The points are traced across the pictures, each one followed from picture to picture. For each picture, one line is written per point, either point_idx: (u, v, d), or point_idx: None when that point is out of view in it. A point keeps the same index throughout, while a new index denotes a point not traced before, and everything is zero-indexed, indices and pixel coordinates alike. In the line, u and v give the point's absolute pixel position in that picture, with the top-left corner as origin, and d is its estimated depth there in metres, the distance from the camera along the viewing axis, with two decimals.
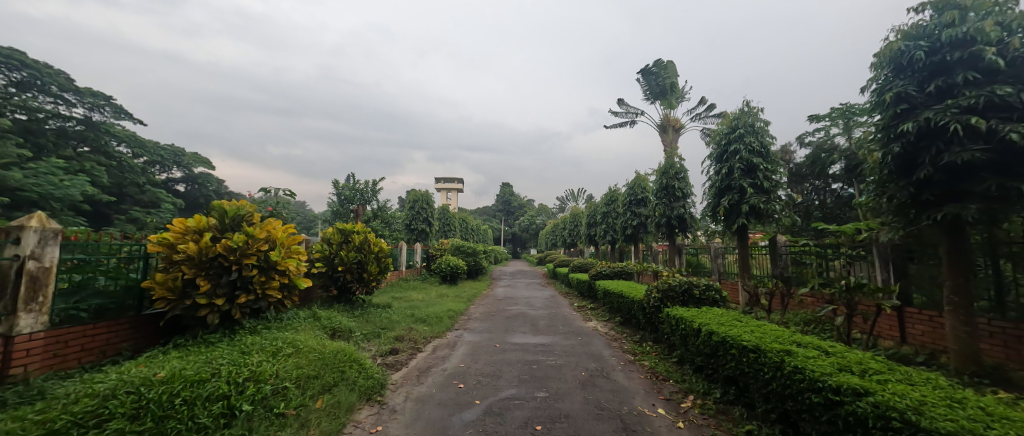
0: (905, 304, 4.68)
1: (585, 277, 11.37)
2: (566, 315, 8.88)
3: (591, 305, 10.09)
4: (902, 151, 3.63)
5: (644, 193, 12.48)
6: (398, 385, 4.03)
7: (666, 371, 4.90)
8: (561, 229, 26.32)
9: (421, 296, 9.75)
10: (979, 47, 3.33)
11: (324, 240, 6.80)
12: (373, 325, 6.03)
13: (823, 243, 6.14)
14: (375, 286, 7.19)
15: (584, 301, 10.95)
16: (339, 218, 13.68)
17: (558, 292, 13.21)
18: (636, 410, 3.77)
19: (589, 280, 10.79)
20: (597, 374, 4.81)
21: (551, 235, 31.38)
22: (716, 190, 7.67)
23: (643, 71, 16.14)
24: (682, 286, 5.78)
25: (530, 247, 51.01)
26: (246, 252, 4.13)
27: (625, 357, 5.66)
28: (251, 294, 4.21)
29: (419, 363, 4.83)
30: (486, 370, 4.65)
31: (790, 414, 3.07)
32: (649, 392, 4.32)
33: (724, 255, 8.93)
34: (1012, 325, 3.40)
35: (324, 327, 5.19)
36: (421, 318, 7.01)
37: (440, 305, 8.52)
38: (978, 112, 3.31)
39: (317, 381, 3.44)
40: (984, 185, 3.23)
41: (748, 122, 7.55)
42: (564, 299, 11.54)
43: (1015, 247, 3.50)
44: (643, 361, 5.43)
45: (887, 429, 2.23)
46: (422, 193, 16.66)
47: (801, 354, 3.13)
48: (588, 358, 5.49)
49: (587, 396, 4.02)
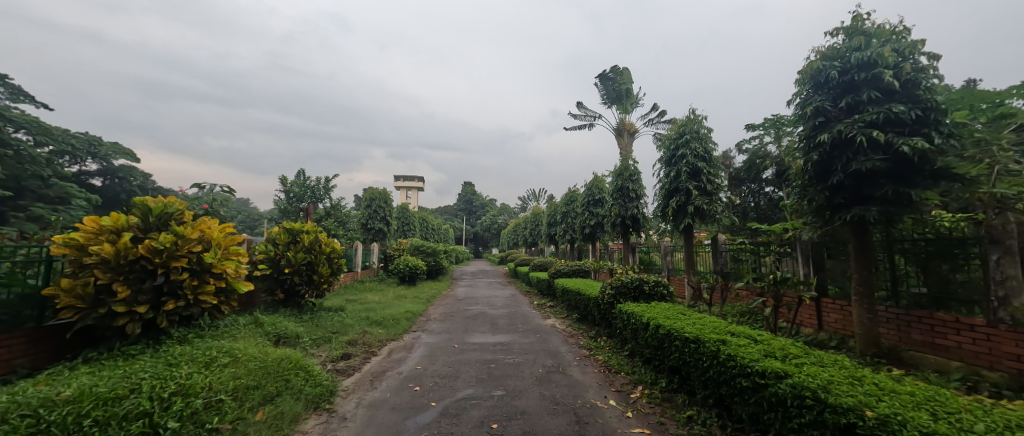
0: (822, 295, 5.25)
1: (544, 276, 11.61)
2: (525, 313, 9.06)
3: (550, 302, 10.31)
4: (819, 159, 4.08)
5: (601, 193, 12.92)
6: (349, 391, 3.95)
7: (618, 364, 5.16)
8: (522, 230, 26.61)
9: (378, 297, 9.53)
10: (881, 69, 3.81)
11: (269, 240, 6.43)
12: (324, 330, 5.83)
13: (757, 242, 6.72)
14: (326, 289, 6.94)
15: (543, 298, 11.18)
16: (287, 216, 12.98)
17: (519, 291, 13.38)
18: (589, 403, 3.95)
19: (547, 278, 11.03)
20: (553, 370, 4.96)
21: (512, 235, 31.63)
22: (665, 192, 8.15)
23: (600, 76, 16.69)
24: (635, 282, 6.10)
25: (491, 246, 51.00)
26: (175, 254, 3.85)
27: (581, 352, 5.89)
28: (180, 301, 3.94)
29: (373, 367, 4.75)
30: (444, 371, 4.66)
31: (724, 398, 3.37)
32: (602, 385, 4.53)
33: (672, 253, 9.48)
34: (903, 311, 3.90)
35: (267, 333, 4.94)
36: (377, 320, 6.87)
37: (398, 306, 8.37)
38: (880, 126, 3.78)
39: (257, 391, 3.30)
40: (883, 189, 3.70)
41: (695, 128, 8.07)
42: (524, 298, 11.72)
43: (906, 243, 4.01)
44: (597, 355, 5.68)
45: (802, 406, 2.52)
46: (380, 192, 16.22)
47: (734, 343, 3.43)
48: (546, 354, 5.64)
49: (543, 392, 4.16)
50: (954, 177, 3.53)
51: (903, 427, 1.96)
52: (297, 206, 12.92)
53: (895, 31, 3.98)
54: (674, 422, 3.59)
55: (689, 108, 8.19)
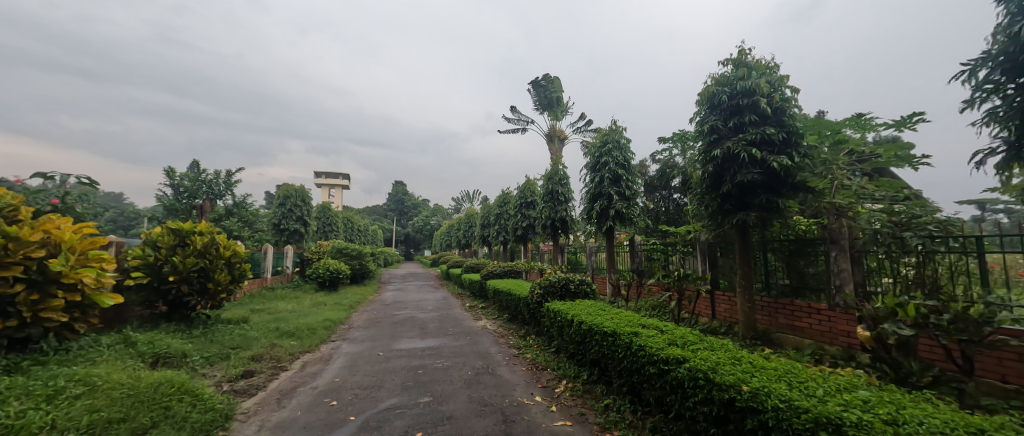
0: (716, 288, 6.05)
1: (476, 278, 11.69)
2: (456, 316, 9.06)
3: (481, 304, 10.43)
4: (712, 170, 4.71)
5: (533, 196, 13.35)
6: (252, 412, 3.66)
7: (545, 361, 5.44)
8: (455, 231, 26.42)
9: (292, 306, 8.84)
10: (758, 96, 4.52)
11: (146, 243, 5.66)
12: (221, 346, 5.29)
13: (666, 243, 7.49)
14: (223, 299, 6.30)
15: (475, 300, 11.25)
16: (175, 215, 11.37)
17: (450, 294, 13.30)
18: (516, 401, 4.13)
19: (480, 280, 11.11)
20: (482, 371, 5.08)
21: (444, 237, 31.20)
22: (590, 196, 8.73)
23: (533, 83, 17.26)
24: (561, 282, 6.45)
25: (423, 248, 49.82)
26: (5, 262, 3.30)
27: (510, 351, 6.09)
28: (12, 320, 3.39)
29: (282, 384, 4.43)
30: (366, 382, 4.54)
31: (635, 385, 3.75)
32: (529, 382, 4.75)
33: (596, 253, 10.14)
34: (774, 300, 4.65)
35: (143, 355, 4.37)
36: (288, 332, 6.40)
37: (316, 315, 7.86)
38: (757, 144, 4.48)
39: (123, 424, 2.84)
40: (760, 198, 4.39)
41: (616, 138, 8.75)
42: (456, 300, 11.69)
43: (776, 244, 4.78)
44: (525, 353, 5.91)
45: (694, 387, 2.93)
46: (295, 189, 15.00)
47: (643, 335, 3.84)
48: (475, 356, 5.74)
49: (471, 394, 4.26)
50: (808, 189, 4.31)
51: (768, 397, 2.38)
52: (191, 204, 11.42)
53: (767, 66, 4.76)
54: (593, 411, 3.91)
55: (611, 119, 8.85)
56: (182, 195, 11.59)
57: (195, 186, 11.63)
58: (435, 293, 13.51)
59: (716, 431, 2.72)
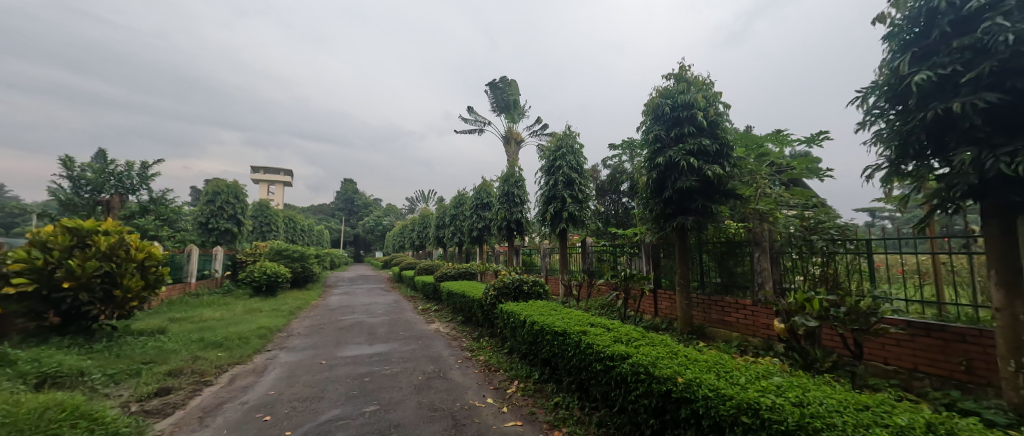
0: (659, 287, 6.45)
1: (430, 280, 11.53)
2: (408, 320, 8.90)
3: (435, 306, 10.32)
4: (656, 177, 5.04)
5: (488, 197, 13.42)
6: (169, 433, 3.38)
7: (497, 362, 5.51)
8: (408, 232, 25.83)
9: (221, 314, 8.23)
10: (696, 110, 4.90)
11: (34, 244, 5.04)
12: (131, 361, 4.83)
13: (615, 245, 7.85)
14: (133, 307, 5.72)
15: (429, 302, 11.11)
16: (75, 211, 10.13)
17: (403, 296, 13.00)
18: (467, 404, 4.17)
19: (433, 282, 10.98)
20: (433, 376, 5.05)
21: (398, 238, 30.38)
22: (544, 198, 8.95)
23: (490, 85, 17.34)
24: (515, 283, 6.57)
25: (375, 249, 48.16)
26: None
27: (463, 354, 6.10)
28: None
29: (207, 400, 4.11)
30: (305, 393, 4.35)
31: (582, 382, 3.93)
32: (481, 384, 4.80)
33: (550, 254, 10.38)
34: (708, 297, 5.06)
35: (27, 376, 3.91)
36: (214, 342, 5.95)
37: (250, 323, 7.37)
38: (696, 154, 4.85)
39: None
40: (698, 204, 4.76)
41: (570, 143, 9.04)
42: (408, 303, 11.46)
43: (710, 245, 5.21)
44: (478, 356, 5.95)
45: (635, 380, 3.13)
46: (226, 185, 13.82)
47: (591, 334, 4.02)
48: (426, 360, 5.69)
49: (421, 399, 4.24)
50: (738, 196, 4.76)
51: (699, 387, 2.59)
52: (95, 198, 10.22)
53: (704, 83, 5.17)
54: (542, 410, 4.05)
55: (566, 124, 9.13)
56: (83, 188, 10.31)
57: (99, 178, 10.42)
58: (386, 296, 13.15)
59: (655, 421, 2.92)
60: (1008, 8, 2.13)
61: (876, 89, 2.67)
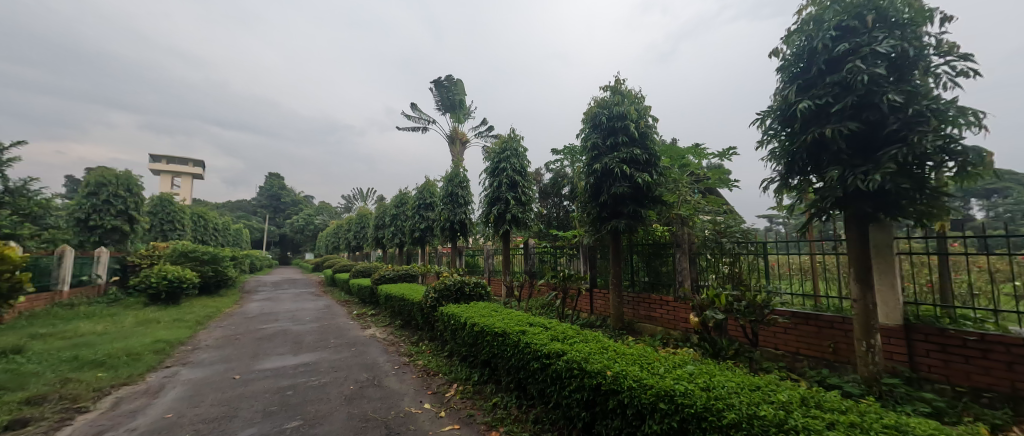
0: (595, 286, 6.83)
1: (367, 283, 11.08)
2: (340, 326, 8.49)
3: (371, 311, 9.94)
4: (593, 182, 5.34)
5: (431, 198, 13.22)
6: None
7: (436, 366, 5.49)
8: (344, 232, 24.51)
9: (106, 327, 7.20)
10: (630, 121, 5.28)
11: None
12: None
13: (555, 247, 8.14)
14: None
15: (365, 307, 10.67)
16: None
17: (337, 301, 12.34)
18: (403, 411, 4.13)
19: (370, 285, 10.56)
20: (367, 384, 4.92)
21: (332, 238, 28.67)
22: (488, 200, 9.05)
23: (435, 82, 17.07)
24: (456, 285, 6.58)
25: (306, 250, 45.05)
26: None
27: (400, 360, 5.98)
28: None
29: (85, 429, 3.59)
30: (214, 413, 3.99)
31: (520, 381, 4.06)
32: (419, 390, 4.77)
33: (493, 256, 10.49)
34: (637, 295, 5.47)
35: None
36: (94, 361, 5.21)
37: (143, 337, 6.55)
38: (629, 162, 5.22)
39: None
40: (630, 209, 5.13)
41: (514, 146, 9.21)
42: (342, 308, 10.91)
43: (640, 246, 5.63)
44: (416, 361, 5.88)
45: (569, 375, 3.30)
46: (114, 175, 11.47)
47: (530, 333, 4.16)
48: (359, 369, 5.51)
49: (352, 410, 4.12)
50: (664, 202, 5.20)
51: (624, 379, 2.81)
52: None
53: (637, 96, 5.59)
54: (480, 411, 4.13)
55: (510, 127, 9.28)
56: None
57: None
58: (317, 301, 12.38)
59: (586, 414, 3.12)
60: (865, 53, 2.61)
61: (771, 113, 3.10)
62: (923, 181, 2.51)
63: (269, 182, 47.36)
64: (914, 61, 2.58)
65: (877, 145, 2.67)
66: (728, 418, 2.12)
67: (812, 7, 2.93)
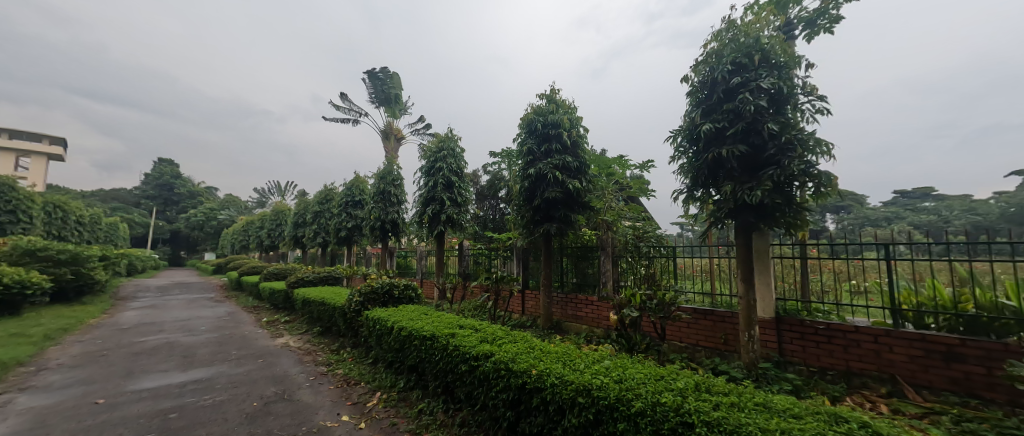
0: (527, 287, 7.05)
1: (281, 287, 10.21)
2: (245, 336, 7.72)
3: (285, 318, 9.19)
4: (528, 185, 5.52)
5: (361, 195, 12.61)
6: None
7: (358, 375, 5.26)
8: (256, 229, 22.27)
9: None
10: (563, 129, 5.55)
11: None
12: None
13: (490, 249, 8.23)
14: None
15: (278, 313, 9.83)
16: None
17: (242, 308, 11.19)
18: (316, 426, 3.92)
19: (285, 289, 9.75)
20: (274, 399, 4.57)
21: (239, 236, 25.83)
22: (423, 200, 8.90)
23: (369, 73, 16.33)
24: (384, 288, 6.37)
25: (210, 249, 40.16)
26: None
27: (317, 370, 5.64)
28: None
29: None
30: None
31: (448, 384, 4.07)
32: (337, 401, 4.55)
33: (426, 257, 10.31)
34: (566, 296, 5.76)
35: None
36: None
37: None
38: (561, 168, 5.47)
39: None
40: (561, 213, 5.39)
41: (451, 146, 9.15)
42: (250, 316, 9.92)
43: (569, 249, 5.92)
44: (336, 370, 5.58)
45: (497, 376, 3.39)
46: None
47: (459, 335, 4.18)
48: (266, 383, 5.09)
49: (255, 429, 3.81)
50: (591, 208, 5.54)
51: (549, 377, 2.96)
52: None
53: (569, 106, 5.90)
54: (405, 419, 4.06)
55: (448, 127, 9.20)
56: None
57: None
58: (218, 309, 11.10)
59: (511, 413, 3.22)
60: (752, 87, 3.07)
61: (681, 131, 3.50)
62: (791, 197, 3.02)
63: (158, 169, 40.90)
64: (787, 97, 3.09)
65: (761, 165, 3.14)
66: (637, 406, 2.35)
67: (714, 43, 3.39)
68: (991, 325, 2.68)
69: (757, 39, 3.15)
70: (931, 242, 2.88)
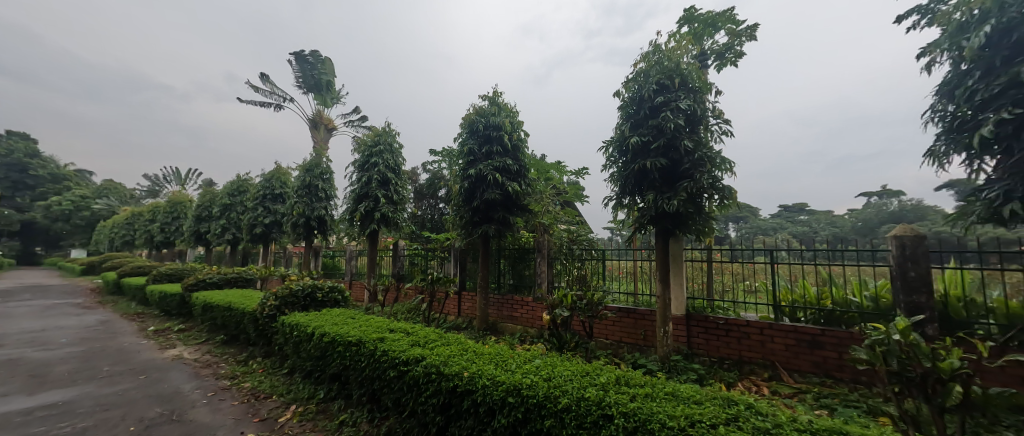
0: (463, 289, 7.06)
1: (176, 290, 9.05)
2: (122, 349, 6.71)
3: (178, 326, 8.17)
4: (467, 186, 5.54)
5: (281, 188, 11.66)
6: None
7: (270, 387, 4.87)
8: (143, 223, 19.34)
9: None
10: (504, 132, 5.65)
11: None
12: None
13: (427, 249, 8.10)
14: None
15: (172, 320, 8.71)
16: None
17: (121, 316, 9.70)
18: None
19: (181, 293, 8.67)
20: (159, 421, 4.06)
21: (118, 230, 22.14)
22: (355, 196, 8.50)
23: (296, 55, 15.17)
24: (305, 291, 5.98)
25: (85, 245, 34.20)
26: None
27: (218, 385, 5.12)
28: None
29: None
30: None
31: (374, 392, 3.94)
32: (241, 419, 4.16)
33: (356, 257, 9.85)
34: (502, 297, 5.88)
35: None
36: None
37: None
38: (501, 170, 5.57)
39: None
40: (500, 215, 5.48)
41: (389, 141, 8.86)
42: (132, 325, 8.65)
43: (507, 251, 6.05)
44: (242, 383, 5.11)
45: (427, 379, 3.37)
46: None
47: (389, 340, 4.07)
48: (148, 403, 4.50)
49: None
50: (529, 211, 5.69)
51: (480, 379, 3.01)
52: None
53: (511, 110, 6.01)
54: (324, 432, 3.86)
55: (386, 121, 8.89)
56: None
57: None
58: (87, 318, 9.48)
59: (440, 417, 3.22)
60: (672, 106, 3.41)
61: (612, 142, 3.76)
62: (701, 207, 3.40)
63: (8, 144, 33.54)
64: (700, 118, 3.48)
65: (677, 177, 3.50)
66: (563, 402, 2.49)
67: (642, 63, 3.71)
68: (842, 317, 3.26)
69: (678, 64, 3.51)
70: (805, 249, 3.41)
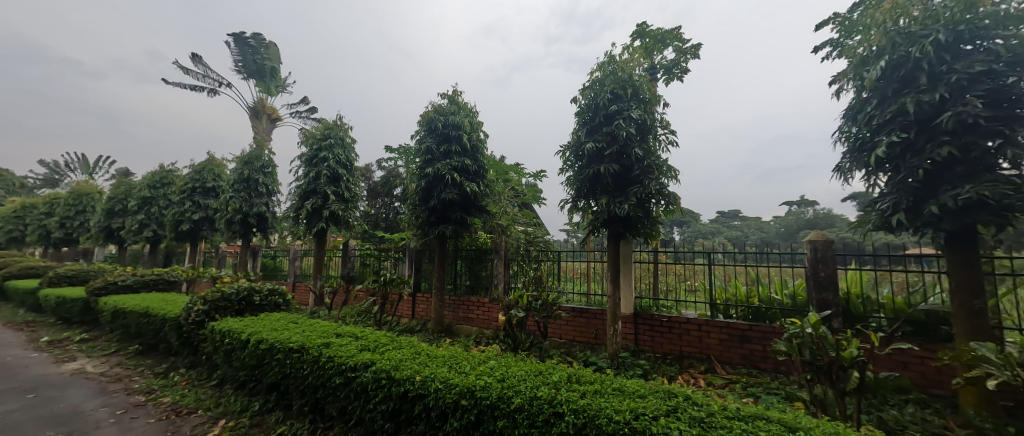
0: (417, 291, 6.94)
1: (81, 295, 8.07)
2: (6, 365, 5.86)
3: (81, 336, 7.30)
4: (424, 185, 5.46)
5: (214, 182, 10.79)
6: None
7: (195, 401, 4.50)
8: (38, 218, 16.93)
9: None
10: (463, 132, 5.64)
11: None
12: None
13: (380, 249, 7.88)
14: None
15: (75, 329, 7.75)
16: None
17: (7, 326, 8.48)
18: None
19: (86, 298, 7.76)
20: None
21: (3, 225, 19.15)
22: (301, 193, 8.09)
23: (235, 37, 14.12)
24: (240, 294, 5.61)
25: None
26: None
27: (130, 401, 4.65)
28: None
29: None
30: None
31: (318, 401, 3.78)
32: None
33: (301, 258, 9.37)
34: (458, 299, 5.85)
35: None
36: None
37: None
38: (459, 170, 5.55)
39: None
40: (457, 215, 5.46)
41: (340, 135, 8.52)
42: (22, 336, 7.59)
43: (465, 251, 6.04)
44: (161, 398, 4.68)
45: (376, 385, 3.29)
46: None
47: (335, 345, 3.92)
48: (39, 426, 4.00)
49: None
50: (487, 211, 5.71)
51: (432, 382, 3.00)
52: None
53: (470, 110, 6.01)
54: None
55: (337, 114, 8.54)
56: None
57: None
58: None
59: (390, 424, 3.16)
60: (624, 116, 3.59)
61: (568, 147, 3.89)
62: (649, 211, 3.61)
63: None
64: (650, 127, 3.69)
65: (628, 183, 3.69)
66: (516, 403, 2.55)
67: (598, 72, 3.87)
68: (768, 313, 3.61)
69: (630, 75, 3.70)
70: (737, 252, 3.71)
